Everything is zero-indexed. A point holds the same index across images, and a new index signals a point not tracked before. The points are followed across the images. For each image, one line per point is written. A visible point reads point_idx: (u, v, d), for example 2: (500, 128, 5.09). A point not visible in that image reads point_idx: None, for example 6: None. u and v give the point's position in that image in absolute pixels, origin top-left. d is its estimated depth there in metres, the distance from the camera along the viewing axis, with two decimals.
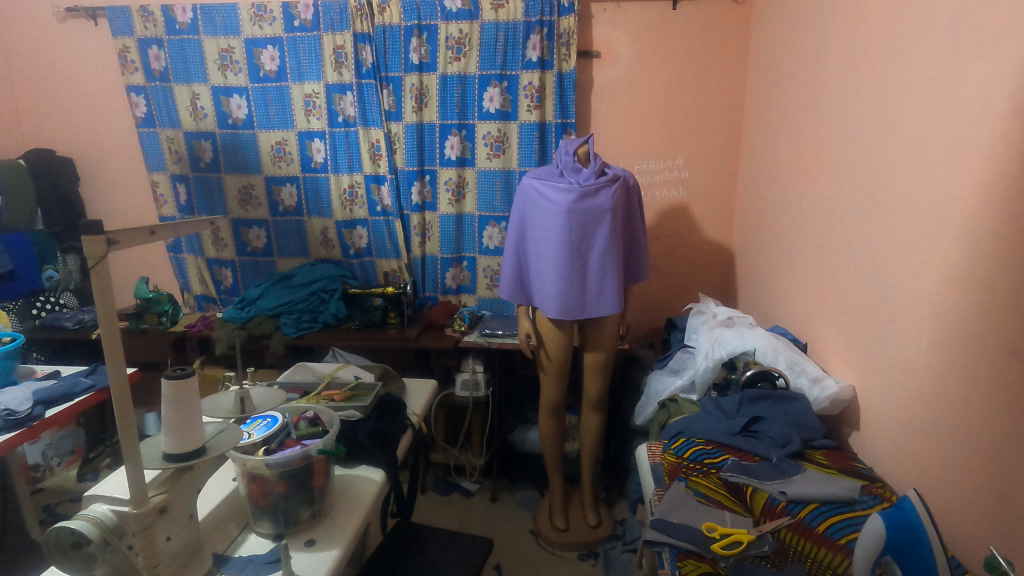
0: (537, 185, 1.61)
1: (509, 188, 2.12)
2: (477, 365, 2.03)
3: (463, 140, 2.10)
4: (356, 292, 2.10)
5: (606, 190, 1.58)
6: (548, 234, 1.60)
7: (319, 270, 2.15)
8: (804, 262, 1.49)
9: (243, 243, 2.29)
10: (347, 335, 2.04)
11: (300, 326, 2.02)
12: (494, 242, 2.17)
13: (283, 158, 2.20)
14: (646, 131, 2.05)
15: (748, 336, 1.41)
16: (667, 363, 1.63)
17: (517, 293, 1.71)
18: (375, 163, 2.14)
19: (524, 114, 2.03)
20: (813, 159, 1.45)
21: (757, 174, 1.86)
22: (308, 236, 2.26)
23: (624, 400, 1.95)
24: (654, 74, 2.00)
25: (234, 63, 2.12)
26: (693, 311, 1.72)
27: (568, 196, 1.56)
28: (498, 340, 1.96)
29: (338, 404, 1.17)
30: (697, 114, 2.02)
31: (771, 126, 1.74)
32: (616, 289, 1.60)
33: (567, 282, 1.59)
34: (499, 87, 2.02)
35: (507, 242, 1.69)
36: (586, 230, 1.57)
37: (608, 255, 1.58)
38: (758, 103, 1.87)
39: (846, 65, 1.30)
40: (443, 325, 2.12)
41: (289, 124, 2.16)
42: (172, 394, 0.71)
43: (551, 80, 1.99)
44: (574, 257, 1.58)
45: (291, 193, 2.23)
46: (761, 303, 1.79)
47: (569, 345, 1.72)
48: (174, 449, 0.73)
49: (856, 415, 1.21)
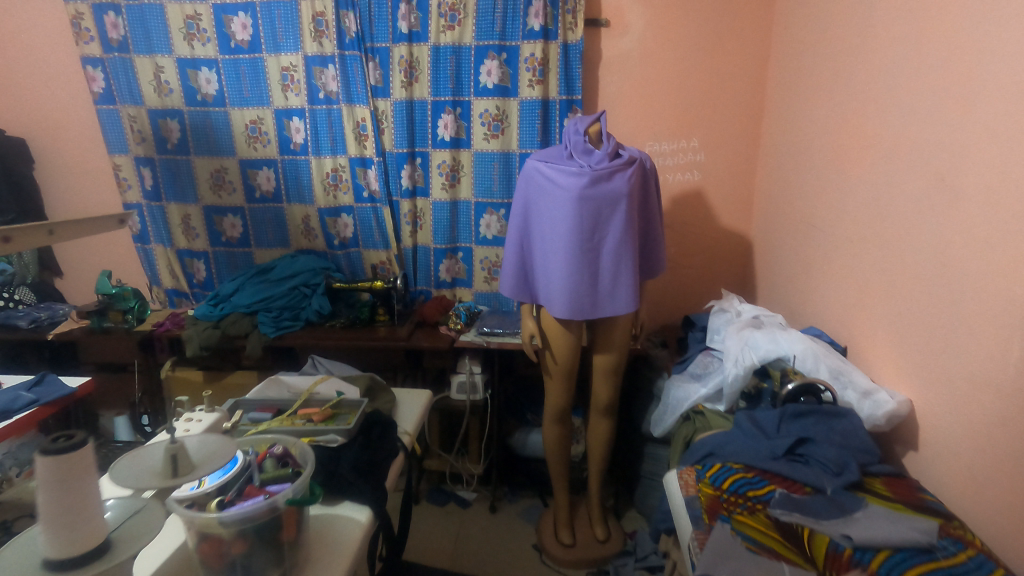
0: (543, 168, 1.43)
1: (508, 172, 1.93)
2: (474, 365, 1.87)
3: (458, 118, 1.90)
4: (342, 287, 1.91)
5: (621, 174, 1.40)
6: (555, 224, 1.42)
7: (301, 262, 1.97)
8: (843, 255, 1.33)
9: (217, 232, 2.10)
10: (331, 335, 1.85)
11: (280, 326, 1.84)
12: (492, 231, 1.99)
13: (259, 139, 1.99)
14: (659, 109, 1.87)
15: (782, 341, 1.25)
16: (687, 367, 1.47)
17: (520, 288, 1.53)
18: (360, 145, 1.95)
19: (526, 90, 1.83)
20: (858, 138, 1.28)
21: (782, 157, 1.69)
22: (288, 225, 2.07)
23: (634, 403, 1.80)
24: (669, 46, 1.81)
25: (201, 32, 1.90)
26: (714, 308, 1.56)
27: (577, 180, 1.38)
28: (498, 340, 1.80)
29: (316, 427, 1.01)
30: (715, 90, 1.84)
31: (801, 105, 1.57)
32: (631, 285, 1.44)
33: (576, 278, 1.42)
34: (498, 59, 1.82)
35: (508, 232, 1.51)
36: (599, 218, 1.40)
37: (623, 248, 1.42)
38: (785, 78, 1.69)
39: (907, 27, 1.12)
40: (437, 323, 1.93)
41: (265, 101, 1.95)
42: (52, 478, 0.57)
43: (556, 51, 1.80)
44: (584, 250, 1.41)
45: (269, 177, 2.03)
46: (787, 298, 1.64)
47: (578, 346, 1.56)
48: (66, 552, 0.59)
49: (912, 432, 1.07)
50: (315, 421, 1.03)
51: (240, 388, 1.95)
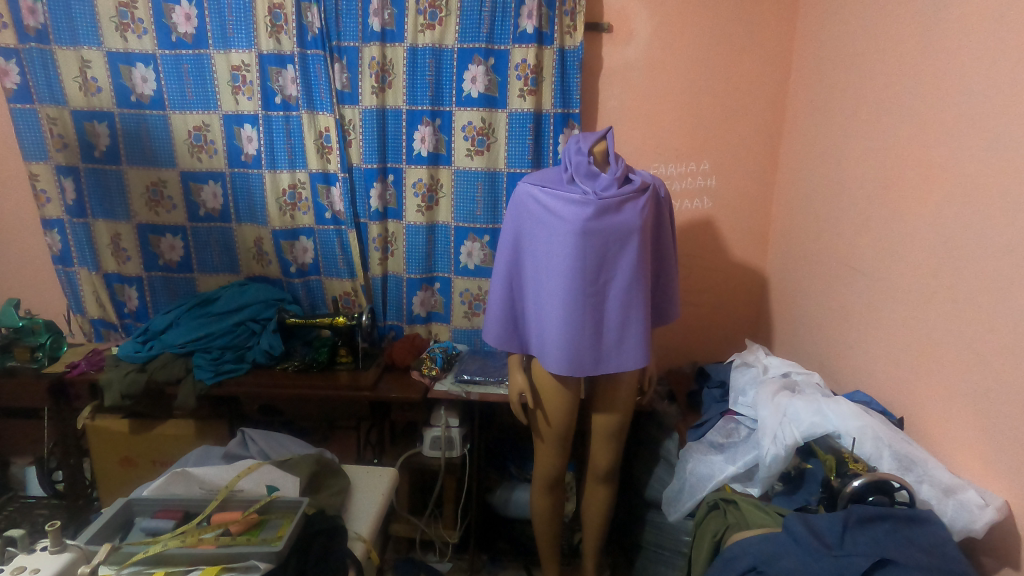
0: (539, 195, 1.19)
1: (494, 194, 1.69)
2: (451, 418, 1.60)
3: (437, 131, 1.66)
4: (298, 324, 1.63)
5: (632, 204, 1.17)
6: (553, 262, 1.17)
7: (249, 292, 1.68)
8: (898, 307, 1.11)
9: (153, 254, 1.80)
10: (282, 381, 1.57)
11: (220, 370, 1.54)
12: (474, 261, 1.74)
13: (203, 148, 1.71)
14: (668, 127, 1.65)
15: (831, 414, 1.03)
16: (706, 435, 1.24)
17: (509, 337, 1.27)
18: (323, 158, 1.68)
19: (515, 101, 1.60)
20: (920, 169, 1.07)
21: (809, 187, 1.49)
22: (237, 248, 1.79)
23: (637, 464, 1.55)
24: (680, 58, 1.60)
25: (137, 22, 1.62)
26: (736, 362, 1.33)
27: (581, 210, 1.14)
28: (479, 390, 1.53)
29: (232, 546, 0.74)
30: (730, 109, 1.63)
31: (836, 129, 1.37)
32: (642, 337, 1.20)
33: (577, 328, 1.18)
34: (484, 65, 1.58)
35: (495, 269, 1.25)
36: (606, 257, 1.16)
37: (633, 293, 1.18)
38: (812, 98, 1.50)
39: (994, 39, 0.92)
40: (409, 367, 1.65)
41: (211, 104, 1.67)
42: None
43: (551, 58, 1.57)
44: (588, 294, 1.17)
45: (215, 193, 1.75)
46: (815, 348, 1.42)
47: (576, 406, 1.30)
48: None
49: (1011, 545, 0.84)
50: (233, 535, 0.76)
51: (175, 438, 1.66)
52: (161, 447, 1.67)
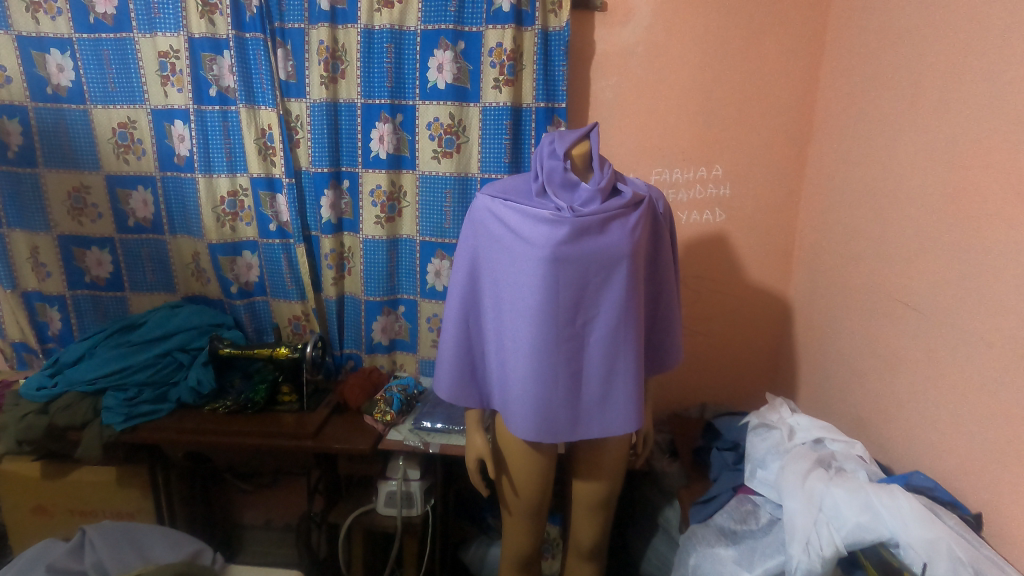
0: (501, 210, 0.92)
1: (466, 203, 1.43)
2: (410, 471, 1.35)
3: (399, 128, 1.40)
4: (232, 355, 1.39)
5: (620, 223, 0.90)
6: (517, 297, 0.91)
7: (179, 316, 1.44)
8: (977, 364, 0.83)
9: (77, 270, 1.57)
10: (208, 424, 1.32)
11: (134, 412, 1.30)
12: (443, 281, 1.48)
13: (130, 148, 1.47)
14: (672, 125, 1.38)
15: (883, 511, 0.75)
16: (714, 517, 0.96)
17: (465, 388, 1.00)
18: (267, 161, 1.44)
19: (489, 93, 1.34)
20: (1008, 180, 0.80)
21: (845, 199, 1.21)
22: (173, 263, 1.55)
23: (632, 532, 1.28)
24: (687, 42, 1.33)
25: (50, 1, 1.39)
26: (753, 419, 1.05)
27: (552, 231, 0.88)
28: (440, 442, 1.28)
29: None
30: (748, 103, 1.36)
31: (884, 128, 1.09)
32: (633, 393, 0.93)
33: (548, 381, 0.92)
34: (452, 50, 1.33)
35: (447, 303, 0.98)
36: (584, 290, 0.89)
37: (621, 337, 0.91)
38: (851, 90, 1.21)
39: None
40: (362, 408, 1.40)
41: (137, 97, 1.44)
42: None
43: (531, 41, 1.31)
44: (561, 338, 0.90)
45: (145, 200, 1.51)
46: (852, 400, 1.14)
47: (549, 472, 1.04)
48: None
49: None
50: None
51: (92, 486, 1.41)
52: (77, 495, 1.42)
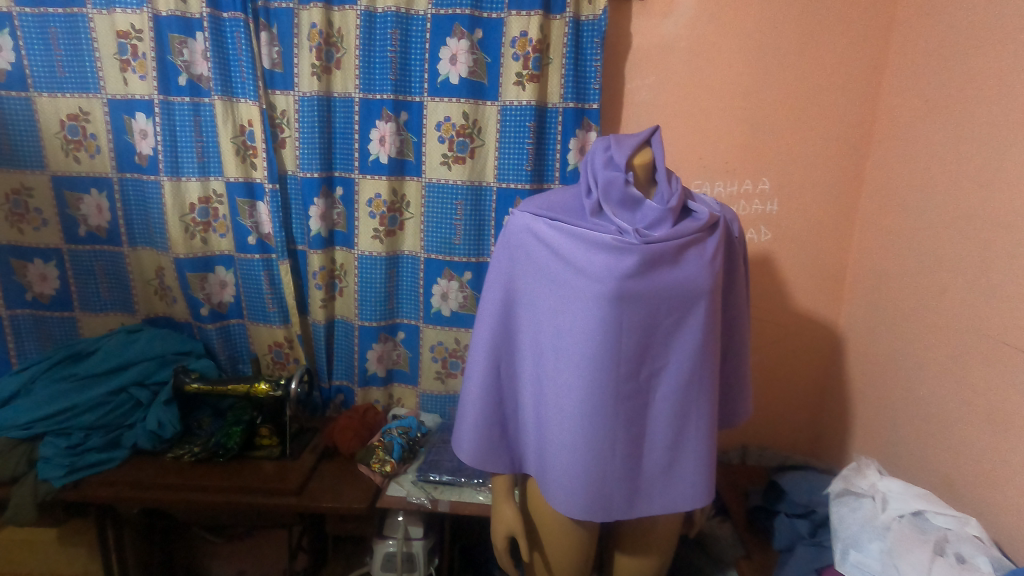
0: (547, 231, 0.74)
1: (479, 216, 1.24)
2: (413, 528, 1.15)
3: (403, 128, 1.21)
4: (202, 391, 1.18)
5: (696, 252, 0.73)
6: (567, 342, 0.73)
7: (138, 344, 1.22)
8: None
9: (17, 286, 1.33)
10: (172, 476, 1.10)
11: (79, 463, 1.08)
12: (450, 305, 1.29)
13: (82, 144, 1.25)
14: (716, 132, 1.21)
15: None
16: None
17: (494, 451, 0.81)
18: (247, 163, 1.23)
19: (510, 90, 1.16)
20: None
21: (920, 222, 1.05)
22: (132, 280, 1.33)
23: None
24: (736, 38, 1.17)
25: None
26: (834, 486, 0.89)
27: (616, 261, 0.70)
28: (449, 498, 1.08)
29: None
30: (802, 109, 1.20)
31: (973, 141, 0.93)
32: (705, 461, 0.75)
33: (603, 448, 0.73)
34: (468, 39, 1.14)
35: (474, 345, 0.80)
36: (652, 335, 0.72)
37: (694, 392, 0.74)
38: (925, 97, 1.06)
39: None
40: (355, 454, 1.19)
41: (91, 85, 1.22)
42: None
43: (560, 31, 1.13)
44: (622, 395, 0.72)
45: (100, 206, 1.29)
46: (934, 455, 0.98)
47: (592, 550, 0.85)
48: None
49: None
50: None
51: (26, 545, 1.16)
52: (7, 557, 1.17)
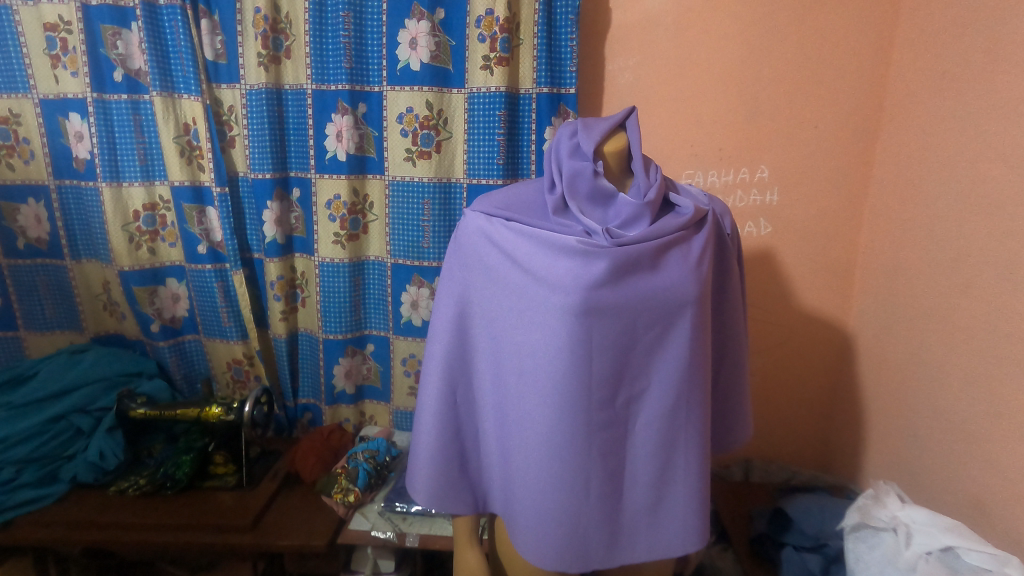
0: (504, 235, 0.63)
1: (449, 216, 1.13)
2: (382, 563, 1.04)
3: (362, 122, 1.10)
4: (148, 417, 1.07)
5: (678, 254, 0.62)
6: (530, 364, 0.62)
7: (80, 366, 1.12)
8: None
9: None
10: (114, 513, 0.99)
11: (11, 501, 0.98)
12: (421, 314, 1.18)
13: (14, 150, 1.14)
14: (708, 117, 1.10)
15: None
16: None
17: (453, 489, 0.70)
18: (194, 166, 1.13)
19: (477, 75, 1.04)
20: None
21: (937, 209, 0.93)
22: (78, 296, 1.23)
23: None
24: (726, 11, 1.05)
25: None
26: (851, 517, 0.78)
27: (582, 267, 0.58)
28: (417, 530, 0.97)
29: None
30: (803, 88, 1.08)
31: (996, 116, 0.81)
32: (697, 499, 0.64)
33: (575, 488, 0.62)
34: (428, 20, 1.03)
35: (427, 370, 0.69)
36: (629, 354, 0.61)
37: (681, 419, 0.63)
38: (940, 69, 0.94)
39: None
40: (318, 482, 1.09)
41: (19, 85, 1.11)
42: None
43: (530, 7, 1.01)
44: (596, 425, 0.61)
45: (38, 216, 1.18)
46: (960, 473, 0.87)
47: None
48: None
49: None
50: None
51: None
52: None
